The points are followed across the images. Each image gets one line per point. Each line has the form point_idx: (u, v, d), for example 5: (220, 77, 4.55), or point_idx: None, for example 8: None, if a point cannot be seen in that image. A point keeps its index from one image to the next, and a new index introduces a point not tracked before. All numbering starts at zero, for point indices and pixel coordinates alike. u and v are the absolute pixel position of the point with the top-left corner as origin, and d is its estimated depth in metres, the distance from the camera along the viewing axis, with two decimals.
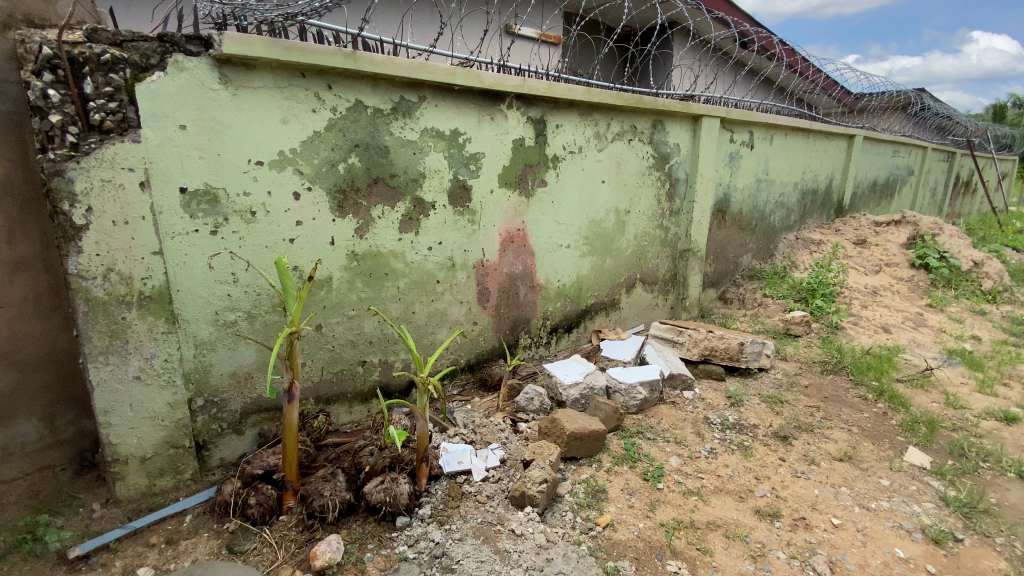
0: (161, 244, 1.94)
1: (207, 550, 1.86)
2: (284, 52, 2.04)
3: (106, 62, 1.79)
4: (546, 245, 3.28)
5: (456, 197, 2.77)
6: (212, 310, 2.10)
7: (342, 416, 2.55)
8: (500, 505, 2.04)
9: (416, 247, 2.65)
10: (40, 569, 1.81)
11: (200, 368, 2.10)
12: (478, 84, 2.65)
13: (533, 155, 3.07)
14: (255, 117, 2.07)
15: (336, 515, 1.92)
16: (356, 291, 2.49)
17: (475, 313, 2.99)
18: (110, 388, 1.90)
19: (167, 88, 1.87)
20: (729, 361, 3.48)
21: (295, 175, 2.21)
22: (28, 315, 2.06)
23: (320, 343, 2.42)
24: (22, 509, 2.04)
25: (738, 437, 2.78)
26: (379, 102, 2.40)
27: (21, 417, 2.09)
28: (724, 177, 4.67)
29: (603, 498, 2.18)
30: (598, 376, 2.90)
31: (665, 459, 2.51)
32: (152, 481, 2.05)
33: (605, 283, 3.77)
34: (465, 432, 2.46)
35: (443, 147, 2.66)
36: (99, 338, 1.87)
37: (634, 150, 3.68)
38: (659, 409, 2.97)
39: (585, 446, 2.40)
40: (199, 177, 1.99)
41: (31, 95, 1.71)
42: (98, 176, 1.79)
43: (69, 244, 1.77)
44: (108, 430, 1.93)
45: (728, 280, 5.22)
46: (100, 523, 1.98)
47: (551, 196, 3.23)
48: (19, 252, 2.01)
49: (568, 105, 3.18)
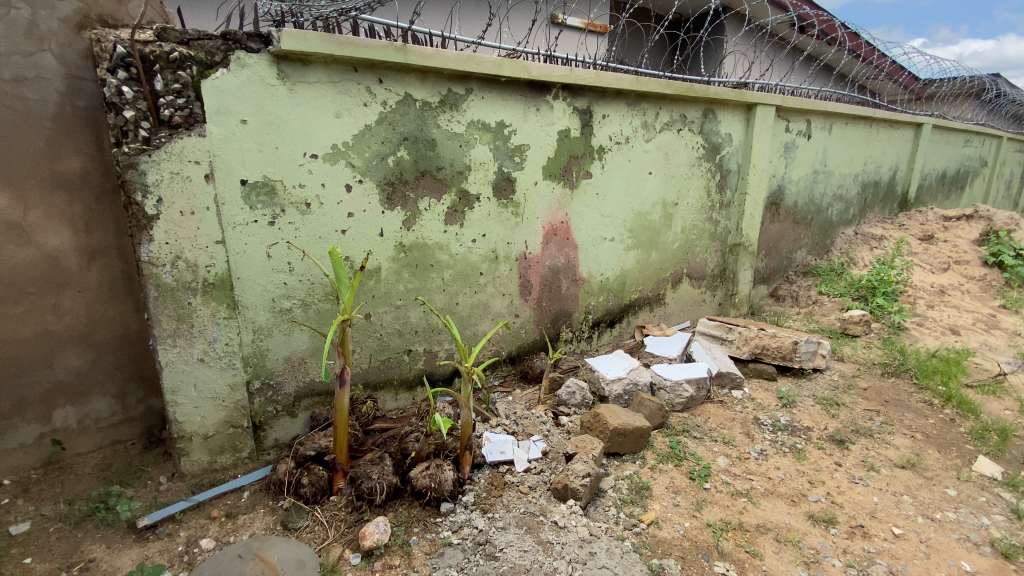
0: (223, 233, 2.04)
1: (264, 526, 1.96)
2: (338, 47, 2.08)
3: (175, 60, 1.88)
4: (590, 238, 3.24)
5: (500, 188, 2.77)
6: (270, 298, 2.20)
7: (388, 402, 2.62)
8: (542, 497, 2.04)
9: (460, 239, 2.68)
10: (112, 536, 1.93)
11: (257, 352, 2.20)
12: (525, 75, 2.64)
13: (578, 146, 3.03)
14: (310, 111, 2.13)
15: (383, 498, 1.98)
16: (403, 281, 2.54)
17: (517, 306, 3.00)
18: (177, 368, 2.03)
19: (229, 84, 1.95)
20: (781, 361, 3.35)
21: (347, 168, 2.27)
22: (104, 299, 2.22)
23: (369, 331, 2.49)
24: (96, 480, 2.18)
25: (790, 439, 2.67)
26: (427, 95, 2.42)
27: (96, 394, 2.27)
28: (778, 169, 4.47)
29: (646, 495, 2.14)
30: (642, 372, 2.84)
31: (712, 459, 2.44)
32: (213, 458, 2.17)
33: (650, 277, 3.69)
34: (507, 423, 2.47)
35: (489, 139, 2.66)
36: (168, 321, 1.98)
37: (684, 140, 3.57)
38: (706, 408, 2.89)
39: (628, 443, 2.35)
40: (259, 170, 2.07)
41: (107, 92, 1.81)
42: (168, 168, 1.89)
43: (141, 233, 1.89)
44: (175, 408, 2.05)
45: (780, 277, 5.00)
46: (166, 495, 2.10)
47: (596, 188, 3.18)
48: (96, 240, 2.17)
49: (615, 95, 3.11)
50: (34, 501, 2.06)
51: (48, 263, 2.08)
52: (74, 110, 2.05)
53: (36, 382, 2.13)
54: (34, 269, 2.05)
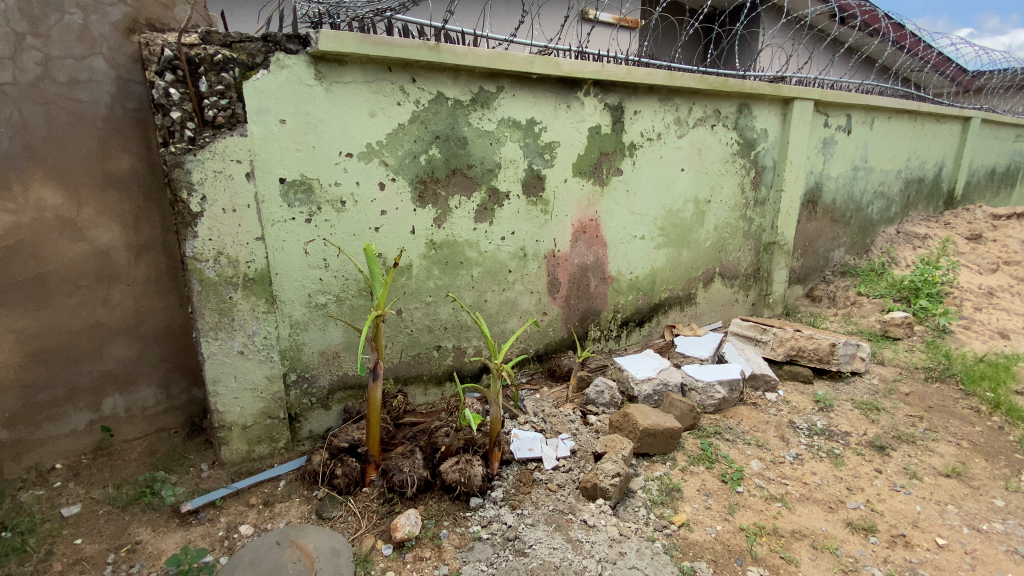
0: (263, 230, 2.11)
1: (299, 514, 2.02)
2: (374, 47, 2.12)
3: (219, 62, 1.94)
4: (620, 236, 3.21)
5: (530, 186, 2.77)
6: (306, 293, 2.26)
7: (418, 397, 2.66)
8: (571, 495, 2.03)
9: (489, 237, 2.69)
10: (157, 520, 2.02)
11: (294, 345, 2.27)
12: (556, 72, 2.62)
13: (609, 143, 3.00)
14: (346, 110, 2.18)
15: (414, 491, 2.01)
16: (433, 278, 2.57)
17: (546, 304, 2.99)
18: (218, 360, 2.10)
19: (269, 85, 2.01)
20: (818, 363, 3.25)
21: (381, 167, 2.31)
22: (150, 292, 2.32)
23: (400, 327, 2.53)
24: (142, 465, 2.28)
25: (827, 444, 2.60)
26: (459, 94, 2.44)
27: (143, 383, 2.37)
28: (816, 165, 4.33)
29: (677, 497, 2.12)
30: (673, 373, 2.80)
31: (746, 463, 2.39)
32: (251, 447, 2.24)
33: (681, 276, 3.63)
34: (535, 420, 2.47)
35: (519, 137, 2.67)
36: (210, 314, 2.06)
37: (717, 136, 3.49)
38: (739, 410, 2.83)
39: (658, 443, 2.32)
40: (296, 168, 2.13)
41: (156, 94, 1.88)
42: (211, 167, 1.96)
43: (186, 229, 1.97)
44: (216, 398, 2.13)
45: (817, 277, 4.84)
46: (207, 482, 2.18)
47: (627, 185, 3.15)
48: (144, 236, 2.26)
49: (647, 91, 3.07)
50: (84, 485, 2.17)
51: (99, 258, 2.18)
52: (124, 111, 2.14)
53: (87, 371, 2.24)
54: (86, 264, 2.16)
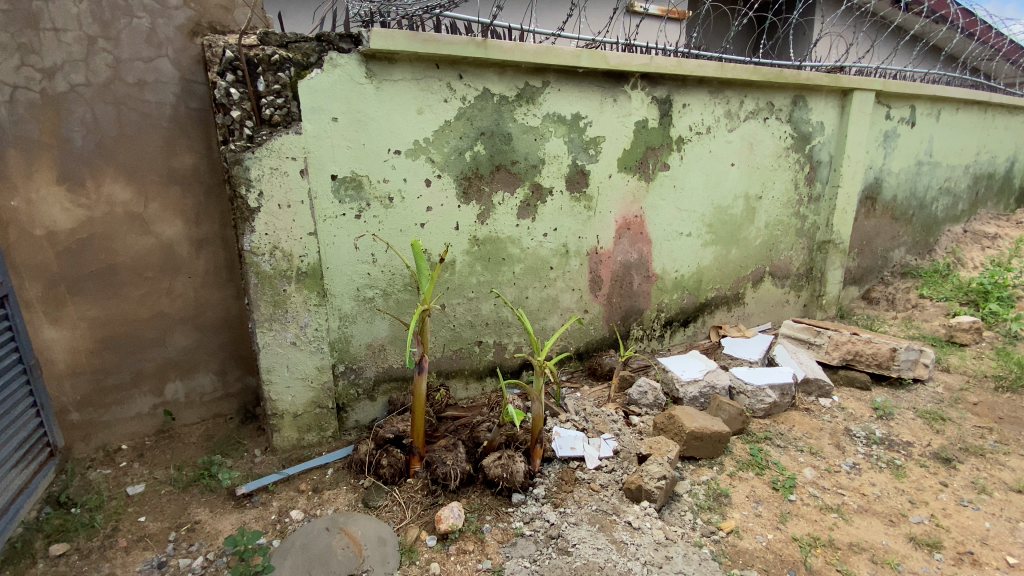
0: (315, 226, 2.17)
1: (346, 502, 2.07)
2: (423, 45, 2.14)
3: (275, 62, 2.01)
4: (666, 233, 3.13)
5: (574, 182, 2.74)
6: (355, 287, 2.31)
7: (459, 391, 2.69)
8: (614, 496, 2.00)
9: (532, 233, 2.68)
10: (214, 501, 2.12)
11: (342, 337, 2.33)
12: (604, 65, 2.58)
13: (656, 138, 2.93)
14: (394, 108, 2.21)
15: (456, 484, 2.03)
16: (476, 274, 2.58)
17: (587, 301, 2.96)
18: (272, 350, 2.18)
19: (323, 84, 2.06)
20: (876, 369, 3.08)
21: (427, 164, 2.33)
22: (209, 284, 2.43)
23: (443, 321, 2.56)
24: (200, 449, 2.40)
25: (887, 454, 2.46)
26: (505, 89, 2.44)
27: (201, 370, 2.49)
28: (876, 160, 4.10)
29: (725, 502, 2.05)
30: (720, 375, 2.71)
31: (798, 470, 2.30)
32: (301, 435, 2.32)
33: (729, 275, 3.51)
34: (576, 419, 2.44)
35: (563, 132, 2.64)
36: (265, 306, 2.14)
37: (770, 130, 3.36)
38: (790, 415, 2.72)
39: (705, 447, 2.26)
40: (347, 165, 2.18)
41: (217, 94, 1.96)
42: (268, 164, 2.03)
43: (244, 224, 2.05)
44: (270, 386, 2.22)
45: (874, 278, 4.59)
46: (260, 467, 2.27)
47: (674, 180, 3.07)
48: (204, 230, 2.37)
49: (696, 83, 2.98)
50: (147, 465, 2.30)
51: (164, 251, 2.30)
52: (187, 111, 2.24)
53: (152, 357, 2.37)
54: (152, 256, 2.28)
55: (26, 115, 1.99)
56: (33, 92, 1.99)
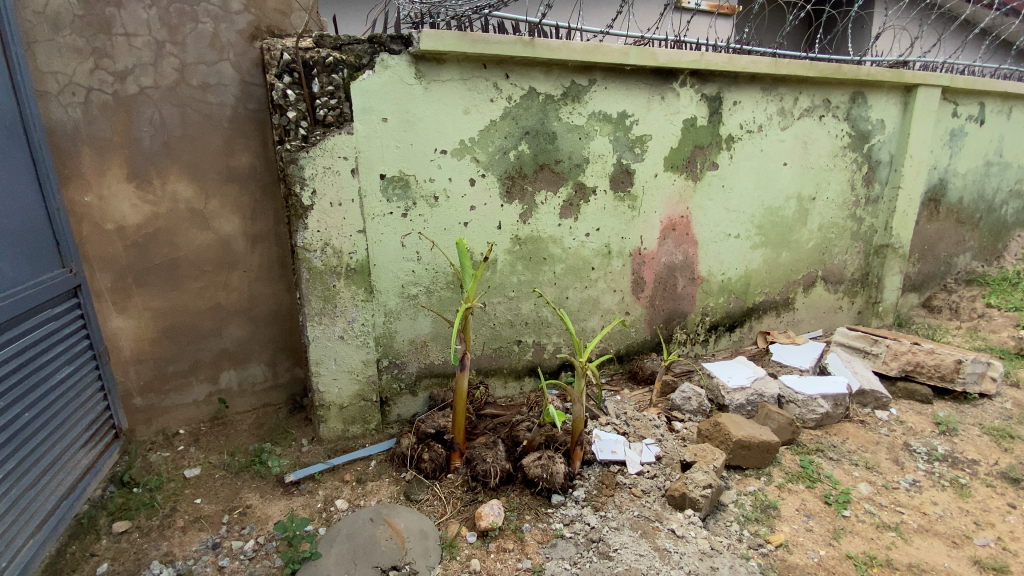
0: (364, 224, 2.22)
1: (389, 494, 2.11)
2: (471, 45, 2.15)
3: (330, 64, 2.06)
4: (713, 234, 3.05)
5: (618, 181, 2.70)
6: (400, 284, 2.36)
7: (498, 390, 2.70)
8: (656, 502, 1.97)
9: (574, 233, 2.66)
10: (264, 487, 2.20)
11: (387, 332, 2.39)
12: (652, 62, 2.53)
13: (704, 136, 2.85)
14: (442, 108, 2.24)
15: (496, 482, 2.04)
16: (517, 274, 2.59)
17: (629, 303, 2.91)
18: (321, 344, 2.25)
19: (374, 85, 2.11)
20: (939, 381, 2.91)
21: (472, 163, 2.35)
22: (263, 278, 2.52)
23: (484, 320, 2.58)
24: (251, 436, 2.50)
25: (950, 472, 2.32)
26: (551, 88, 2.43)
27: (254, 361, 2.59)
28: (941, 160, 3.87)
29: (774, 515, 1.98)
30: (769, 383, 2.62)
31: (852, 485, 2.19)
32: (346, 427, 2.39)
33: (778, 279, 3.39)
34: (617, 422, 2.41)
35: (609, 131, 2.60)
36: (316, 301, 2.21)
37: (826, 128, 3.22)
38: (843, 427, 2.60)
39: (752, 457, 2.18)
40: (395, 165, 2.22)
41: (275, 95, 2.03)
42: (321, 164, 2.09)
43: (298, 221, 2.12)
44: (318, 378, 2.29)
45: (936, 285, 4.34)
46: (307, 456, 2.35)
47: (722, 180, 2.98)
48: (259, 227, 2.46)
49: (749, 79, 2.88)
50: (203, 450, 2.42)
51: (222, 245, 2.41)
52: (246, 112, 2.34)
53: (209, 347, 2.49)
54: (211, 251, 2.39)
55: (100, 116, 2.12)
56: (106, 94, 2.12)
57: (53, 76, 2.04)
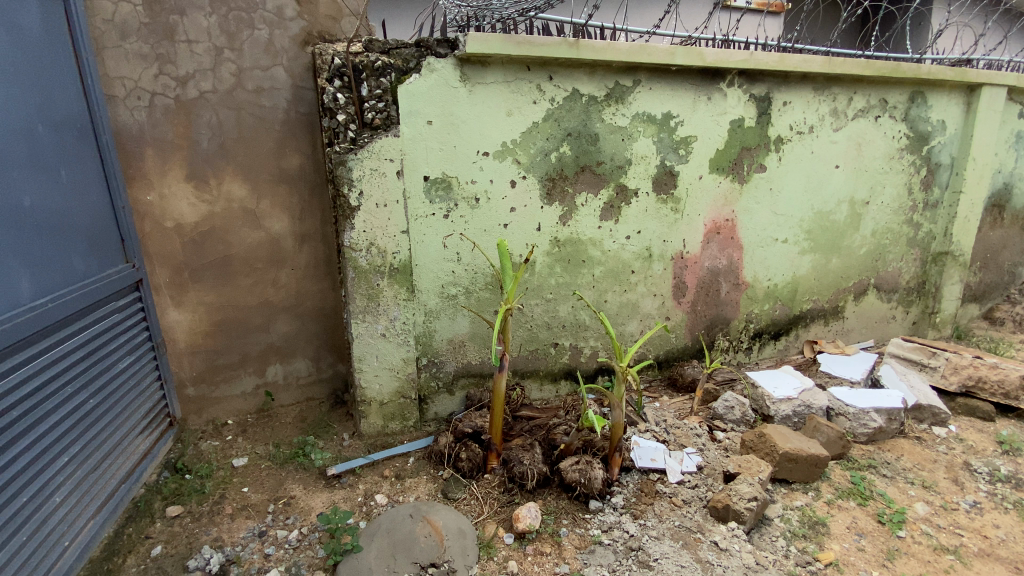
0: (408, 224, 2.26)
1: (427, 491, 2.14)
2: (516, 47, 2.16)
3: (378, 68, 2.11)
4: (759, 239, 2.96)
5: (661, 183, 2.65)
6: (440, 284, 2.39)
7: (534, 392, 2.70)
8: (698, 513, 1.92)
9: (614, 235, 2.63)
10: (307, 479, 2.27)
11: (426, 332, 2.42)
12: (699, 62, 2.48)
13: (752, 137, 2.77)
14: (485, 110, 2.25)
15: (533, 484, 2.04)
16: (555, 276, 2.58)
17: (670, 308, 2.85)
18: (364, 341, 2.31)
19: (420, 88, 2.14)
20: (1003, 398, 2.73)
21: (513, 165, 2.36)
22: (309, 276, 2.60)
23: (522, 322, 2.58)
24: (295, 429, 2.58)
25: (1016, 494, 2.18)
26: (594, 89, 2.41)
27: (298, 356, 2.68)
28: (1007, 163, 3.64)
29: (823, 532, 1.90)
30: (818, 394, 2.52)
31: (908, 505, 2.09)
32: (385, 423, 2.44)
33: (828, 287, 3.26)
34: (656, 430, 2.37)
35: (653, 132, 2.56)
36: (360, 299, 2.26)
37: (882, 129, 3.08)
38: (897, 443, 2.48)
39: (800, 470, 2.11)
40: (439, 167, 2.25)
41: (326, 99, 2.09)
42: (369, 165, 2.14)
43: (345, 221, 2.17)
44: (360, 374, 2.34)
45: (999, 295, 4.08)
46: (348, 450, 2.41)
47: (770, 183, 2.89)
48: (306, 226, 2.54)
49: (800, 79, 2.79)
50: (250, 440, 2.51)
51: (272, 244, 2.49)
52: (297, 115, 2.41)
53: (257, 342, 2.58)
54: (261, 249, 2.48)
55: (162, 119, 2.23)
56: (168, 98, 2.22)
57: (120, 81, 2.15)
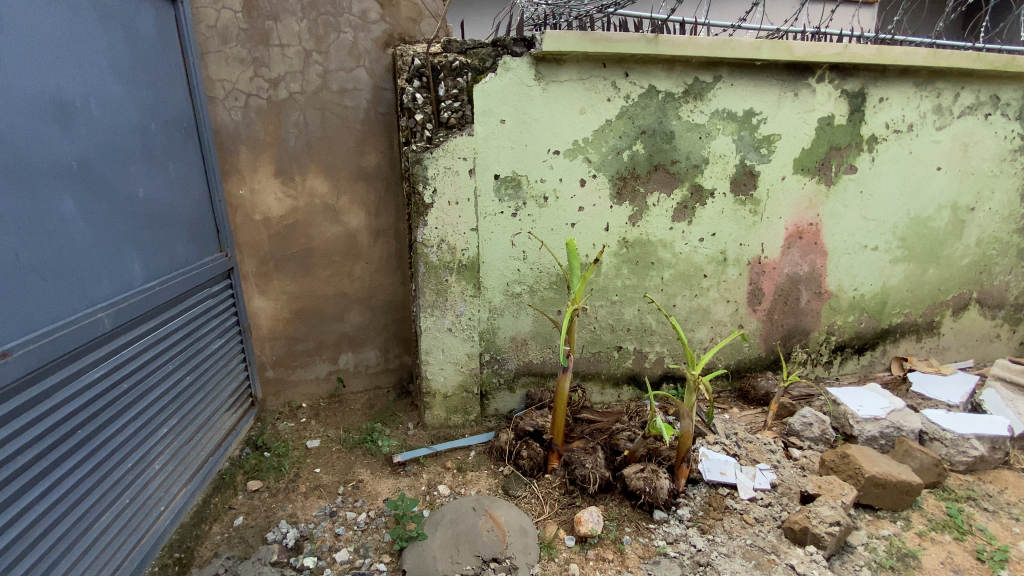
0: (478, 222, 2.30)
1: (488, 486, 2.17)
2: (593, 44, 2.13)
3: (456, 68, 2.15)
4: (845, 245, 2.76)
5: (740, 183, 2.53)
6: (505, 281, 2.40)
7: (594, 395, 2.67)
8: (772, 534, 1.83)
9: (687, 237, 2.54)
10: (374, 464, 2.36)
11: (490, 328, 2.45)
12: (787, 57, 2.33)
13: (843, 136, 2.59)
14: (559, 109, 2.24)
15: (595, 489, 2.02)
16: (622, 277, 2.53)
17: (743, 315, 2.73)
18: (432, 334, 2.37)
19: (495, 87, 2.17)
20: None
21: (584, 164, 2.33)
22: (381, 270, 2.70)
23: (586, 323, 2.55)
24: (363, 415, 2.70)
25: None
26: (672, 86, 2.33)
27: (368, 346, 2.79)
28: None
29: (913, 565, 1.75)
30: (909, 416, 2.32)
31: (1013, 543, 1.89)
32: (448, 415, 2.50)
33: (922, 300, 3.00)
34: (726, 442, 2.26)
35: (733, 130, 2.45)
36: (429, 294, 2.32)
37: (993, 128, 2.79)
38: (1001, 475, 2.25)
39: (887, 497, 1.95)
40: (509, 166, 2.27)
41: (405, 99, 2.15)
42: (443, 164, 2.18)
43: (419, 218, 2.24)
44: (426, 366, 2.41)
45: None
46: (412, 439, 2.48)
47: (861, 185, 2.69)
48: (380, 222, 2.64)
49: (899, 73, 2.58)
50: (322, 424, 2.64)
51: (348, 238, 2.61)
52: (376, 114, 2.50)
53: (331, 331, 2.71)
54: (339, 243, 2.60)
55: (255, 118, 2.38)
56: (261, 98, 2.37)
57: (220, 83, 2.32)
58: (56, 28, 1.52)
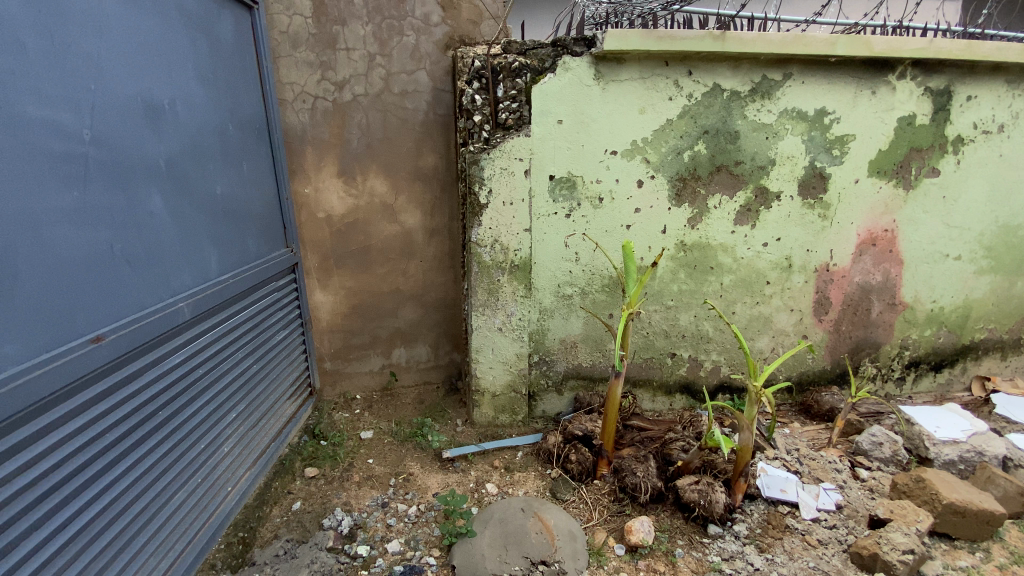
0: (531, 223, 2.30)
1: (536, 487, 2.17)
2: (656, 42, 2.08)
3: (515, 69, 2.17)
4: (923, 254, 2.58)
5: (808, 186, 2.41)
6: (557, 283, 2.39)
7: (645, 402, 2.61)
8: (837, 557, 1.73)
9: (749, 242, 2.44)
10: (424, 459, 2.40)
11: (541, 329, 2.45)
12: (865, 52, 2.20)
13: (925, 137, 2.42)
14: (617, 109, 2.21)
15: (646, 498, 1.98)
16: (678, 282, 2.46)
17: (807, 325, 2.59)
18: (483, 333, 2.39)
19: (554, 87, 2.15)
20: None
21: (642, 164, 2.28)
22: (435, 268, 2.75)
23: (639, 327, 2.51)
24: (413, 409, 2.76)
25: None
26: (737, 84, 2.25)
27: (420, 342, 2.86)
28: None
29: None
30: (993, 441, 2.15)
31: None
32: (496, 415, 2.52)
33: (1010, 315, 2.76)
34: (787, 458, 2.16)
35: (803, 130, 2.33)
36: (481, 293, 2.34)
37: None
38: None
39: (968, 526, 1.81)
40: (565, 167, 2.25)
41: (465, 100, 2.22)
42: (499, 164, 2.20)
43: (474, 218, 2.26)
44: (477, 364, 2.44)
45: None
46: (461, 436, 2.51)
47: (944, 189, 2.50)
48: (435, 221, 2.69)
49: (991, 69, 2.38)
50: (375, 415, 2.72)
51: (404, 236, 2.67)
52: (435, 115, 2.55)
53: (385, 326, 2.79)
54: (395, 240, 2.67)
55: (321, 120, 2.48)
56: (327, 101, 2.46)
57: (290, 86, 2.43)
58: (149, 36, 1.63)
